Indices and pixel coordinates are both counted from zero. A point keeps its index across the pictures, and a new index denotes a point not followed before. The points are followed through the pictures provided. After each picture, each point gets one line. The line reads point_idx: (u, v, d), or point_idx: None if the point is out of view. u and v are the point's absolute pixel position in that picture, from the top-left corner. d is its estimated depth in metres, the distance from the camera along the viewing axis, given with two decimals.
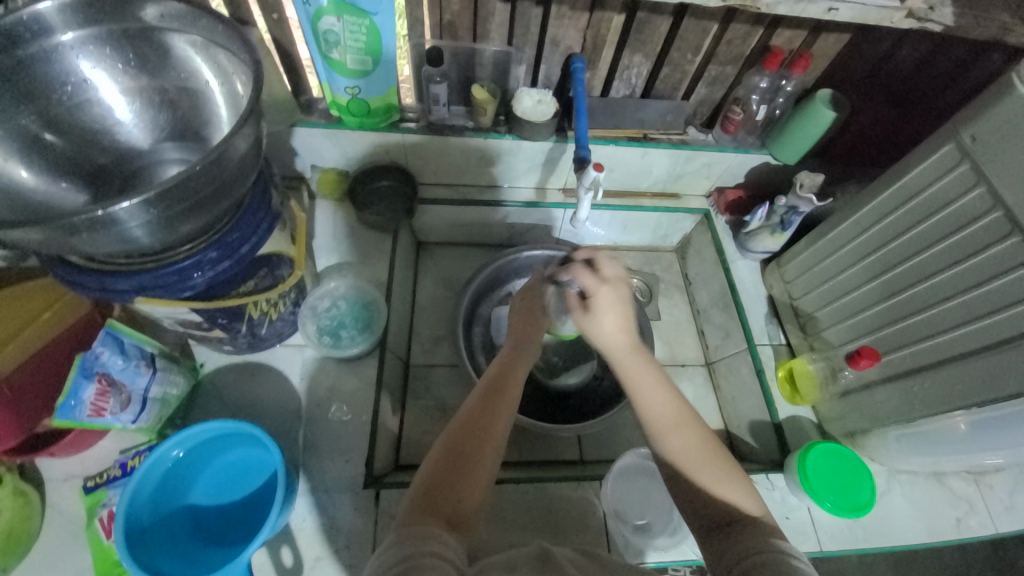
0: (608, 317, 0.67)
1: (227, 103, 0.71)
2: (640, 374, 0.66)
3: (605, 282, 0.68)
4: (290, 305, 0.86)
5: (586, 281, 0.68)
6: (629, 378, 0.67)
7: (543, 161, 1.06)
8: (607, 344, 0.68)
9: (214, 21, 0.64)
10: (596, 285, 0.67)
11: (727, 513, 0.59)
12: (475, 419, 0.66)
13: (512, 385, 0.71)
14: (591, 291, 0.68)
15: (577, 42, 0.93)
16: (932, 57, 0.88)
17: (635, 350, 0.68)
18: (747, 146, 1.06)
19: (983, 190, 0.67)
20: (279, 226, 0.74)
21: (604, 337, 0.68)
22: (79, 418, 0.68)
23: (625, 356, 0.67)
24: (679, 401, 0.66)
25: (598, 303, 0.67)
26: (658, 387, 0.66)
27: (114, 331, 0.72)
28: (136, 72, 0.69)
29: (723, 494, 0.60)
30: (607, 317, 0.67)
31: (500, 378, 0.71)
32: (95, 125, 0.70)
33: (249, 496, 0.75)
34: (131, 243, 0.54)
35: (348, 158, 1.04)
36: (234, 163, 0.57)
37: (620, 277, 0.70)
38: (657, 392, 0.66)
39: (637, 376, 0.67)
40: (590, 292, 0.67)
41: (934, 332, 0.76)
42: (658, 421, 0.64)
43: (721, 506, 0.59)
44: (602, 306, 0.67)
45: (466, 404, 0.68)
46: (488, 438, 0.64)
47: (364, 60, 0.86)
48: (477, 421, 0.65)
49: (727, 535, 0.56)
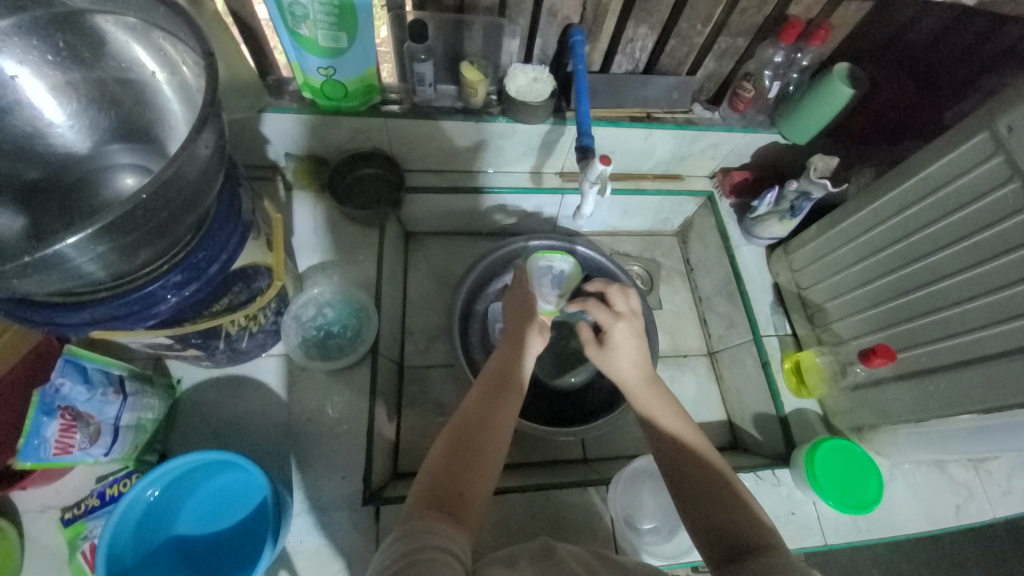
0: (625, 353, 0.70)
1: (179, 96, 0.63)
2: (656, 408, 0.67)
3: (620, 318, 0.73)
4: (272, 315, 0.80)
5: (603, 317, 0.73)
6: (645, 413, 0.67)
7: (540, 145, 0.98)
8: (622, 378, 0.70)
9: (154, 1, 0.54)
10: (612, 320, 0.72)
11: (741, 539, 0.54)
12: (479, 414, 0.63)
13: (518, 379, 0.68)
14: (609, 325, 0.72)
15: (576, 11, 0.84)
16: (954, 28, 0.81)
17: (650, 382, 0.69)
18: (756, 125, 0.99)
19: (1017, 185, 0.63)
20: (253, 236, 0.67)
21: (618, 370, 0.71)
22: (44, 458, 0.63)
23: (641, 389, 0.69)
24: (690, 434, 0.64)
25: (615, 338, 0.72)
26: (674, 416, 0.66)
27: (75, 358, 0.67)
28: (68, 65, 0.60)
29: (736, 522, 0.56)
30: (623, 353, 0.70)
31: (505, 375, 0.68)
32: (26, 129, 0.61)
33: (241, 522, 0.71)
34: (84, 279, 0.47)
35: (325, 145, 0.94)
36: (197, 172, 0.49)
37: (634, 310, 0.75)
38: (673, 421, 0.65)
39: (651, 410, 0.67)
40: (606, 327, 0.72)
41: (953, 332, 0.73)
42: (677, 448, 0.63)
43: (731, 528, 0.56)
44: (619, 341, 0.71)
45: (468, 400, 0.65)
46: (493, 432, 0.62)
47: (337, 36, 0.75)
48: (484, 415, 0.63)
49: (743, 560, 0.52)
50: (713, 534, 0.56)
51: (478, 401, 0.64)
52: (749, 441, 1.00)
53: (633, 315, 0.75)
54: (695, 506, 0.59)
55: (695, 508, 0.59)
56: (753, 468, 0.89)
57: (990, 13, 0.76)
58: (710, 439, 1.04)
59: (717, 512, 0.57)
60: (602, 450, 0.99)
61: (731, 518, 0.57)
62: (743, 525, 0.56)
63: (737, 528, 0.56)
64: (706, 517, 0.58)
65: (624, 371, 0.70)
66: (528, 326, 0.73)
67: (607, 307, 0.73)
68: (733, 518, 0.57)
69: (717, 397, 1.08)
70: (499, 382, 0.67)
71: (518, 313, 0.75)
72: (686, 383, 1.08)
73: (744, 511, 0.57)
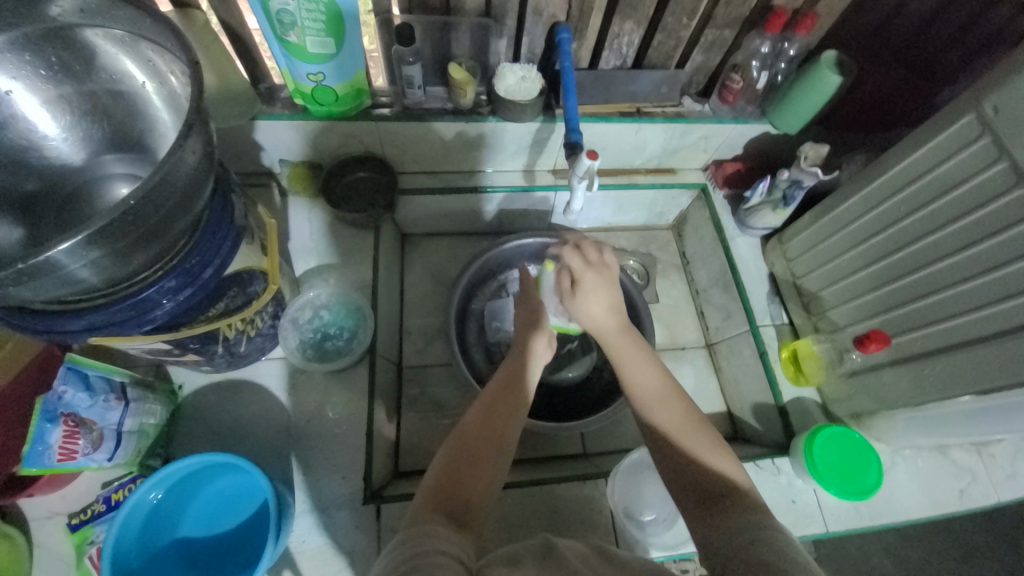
0: (596, 301, 0.68)
1: (169, 106, 0.65)
2: (631, 355, 0.68)
3: (590, 266, 0.69)
4: (269, 319, 0.81)
5: (572, 264, 0.69)
6: (619, 360, 0.68)
7: (531, 142, 0.98)
8: (596, 325, 0.70)
9: (141, 14, 0.55)
10: (582, 269, 0.69)
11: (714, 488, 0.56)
12: (483, 419, 0.63)
13: (525, 389, 0.67)
14: (582, 271, 0.69)
15: (562, 9, 0.84)
16: (943, 8, 0.82)
17: (623, 328, 0.69)
18: (746, 116, 0.99)
19: (1006, 165, 0.63)
20: (247, 241, 0.68)
21: (593, 317, 0.70)
22: (49, 464, 0.65)
23: (616, 336, 0.69)
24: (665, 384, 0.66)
25: (584, 286, 0.69)
26: (646, 365, 0.67)
27: (77, 366, 0.68)
28: (60, 80, 0.61)
29: (709, 471, 0.58)
30: (597, 299, 0.69)
31: (511, 380, 0.68)
32: (21, 142, 0.62)
33: (244, 523, 0.72)
34: (79, 284, 0.49)
35: (318, 150, 0.95)
36: (185, 179, 0.50)
37: (603, 261, 0.70)
38: (645, 370, 0.67)
39: (625, 358, 0.68)
40: (577, 273, 0.69)
41: (947, 315, 0.73)
42: (646, 398, 0.65)
43: (705, 478, 0.58)
44: (589, 289, 0.68)
45: (474, 407, 0.65)
46: (498, 436, 0.62)
47: (326, 42, 0.76)
48: (487, 421, 0.63)
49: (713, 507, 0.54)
50: (684, 479, 0.58)
51: (481, 407, 0.65)
52: (750, 432, 1.00)
53: (605, 265, 0.70)
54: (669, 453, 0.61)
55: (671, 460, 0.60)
56: (753, 457, 0.89)
57: None
58: None
59: (689, 463, 0.59)
60: (601, 445, 0.99)
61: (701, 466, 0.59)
62: (714, 477, 0.57)
63: (712, 478, 0.57)
64: (675, 462, 0.60)
65: (597, 320, 0.69)
66: (538, 317, 0.74)
67: (579, 255, 0.69)
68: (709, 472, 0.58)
69: (716, 388, 1.08)
70: (503, 387, 0.67)
71: (527, 320, 0.75)
72: (685, 376, 1.09)
73: (715, 465, 0.59)
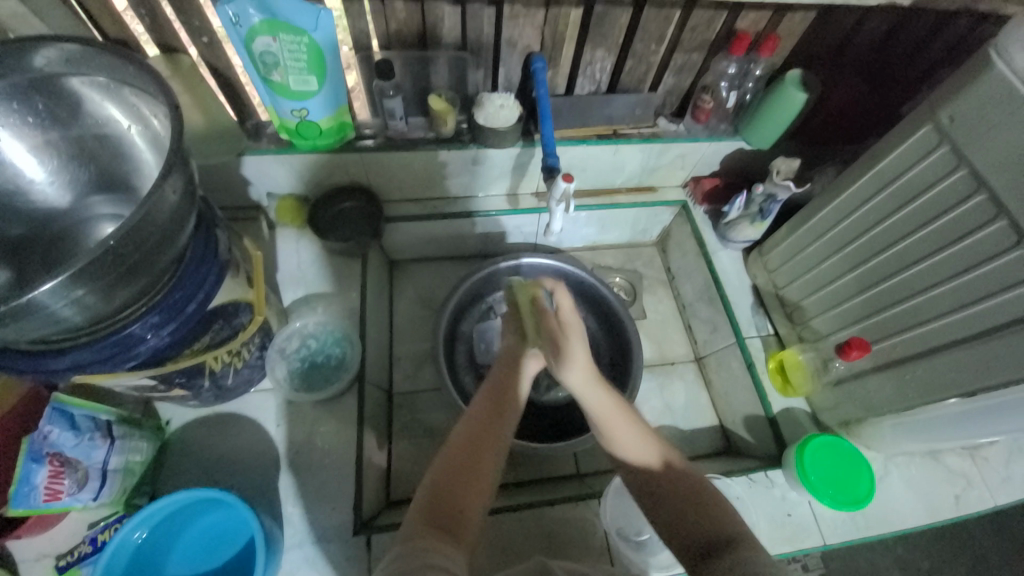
0: (577, 350, 0.65)
1: (151, 146, 0.67)
2: (610, 416, 0.62)
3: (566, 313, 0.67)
4: (256, 350, 0.81)
5: (561, 301, 0.69)
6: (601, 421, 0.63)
7: (513, 167, 1.01)
8: (569, 377, 0.65)
9: (125, 62, 0.58)
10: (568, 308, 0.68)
11: (710, 537, 0.52)
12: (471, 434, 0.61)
13: (511, 406, 0.65)
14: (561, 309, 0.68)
15: (535, 40, 0.88)
16: (897, 31, 0.86)
17: (600, 383, 0.64)
18: (719, 134, 1.02)
19: (965, 172, 0.65)
20: (231, 274, 0.69)
21: (569, 367, 0.65)
22: (35, 505, 0.64)
23: (598, 398, 0.63)
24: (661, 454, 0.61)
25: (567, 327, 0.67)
26: (632, 428, 0.62)
27: (62, 405, 0.68)
28: (46, 127, 0.63)
29: (709, 520, 0.53)
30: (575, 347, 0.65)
31: (499, 400, 0.65)
32: (6, 186, 0.64)
33: (232, 558, 0.71)
34: (62, 323, 0.50)
35: (305, 182, 0.97)
36: (165, 217, 0.52)
37: (572, 306, 0.68)
38: (631, 433, 0.62)
39: (609, 419, 0.62)
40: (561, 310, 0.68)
41: (920, 320, 0.75)
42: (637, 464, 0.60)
43: (704, 530, 0.53)
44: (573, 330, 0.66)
45: (462, 426, 0.63)
46: (487, 446, 0.60)
47: (308, 80, 0.78)
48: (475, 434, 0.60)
49: (709, 561, 0.49)
50: (684, 534, 0.54)
51: (468, 423, 0.62)
52: (742, 444, 1.00)
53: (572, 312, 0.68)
54: (661, 515, 0.56)
55: (669, 526, 0.55)
56: (746, 470, 0.88)
57: (932, 15, 0.81)
58: (704, 444, 1.04)
59: (689, 517, 0.54)
60: (594, 465, 0.99)
61: (704, 518, 0.54)
62: (717, 527, 0.53)
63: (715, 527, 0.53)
64: (675, 522, 0.55)
65: (570, 375, 0.65)
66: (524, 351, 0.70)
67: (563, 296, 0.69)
68: (707, 521, 0.53)
69: (707, 402, 1.09)
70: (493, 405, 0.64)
71: (511, 329, 0.73)
72: (675, 390, 1.09)
73: (717, 516, 0.54)
